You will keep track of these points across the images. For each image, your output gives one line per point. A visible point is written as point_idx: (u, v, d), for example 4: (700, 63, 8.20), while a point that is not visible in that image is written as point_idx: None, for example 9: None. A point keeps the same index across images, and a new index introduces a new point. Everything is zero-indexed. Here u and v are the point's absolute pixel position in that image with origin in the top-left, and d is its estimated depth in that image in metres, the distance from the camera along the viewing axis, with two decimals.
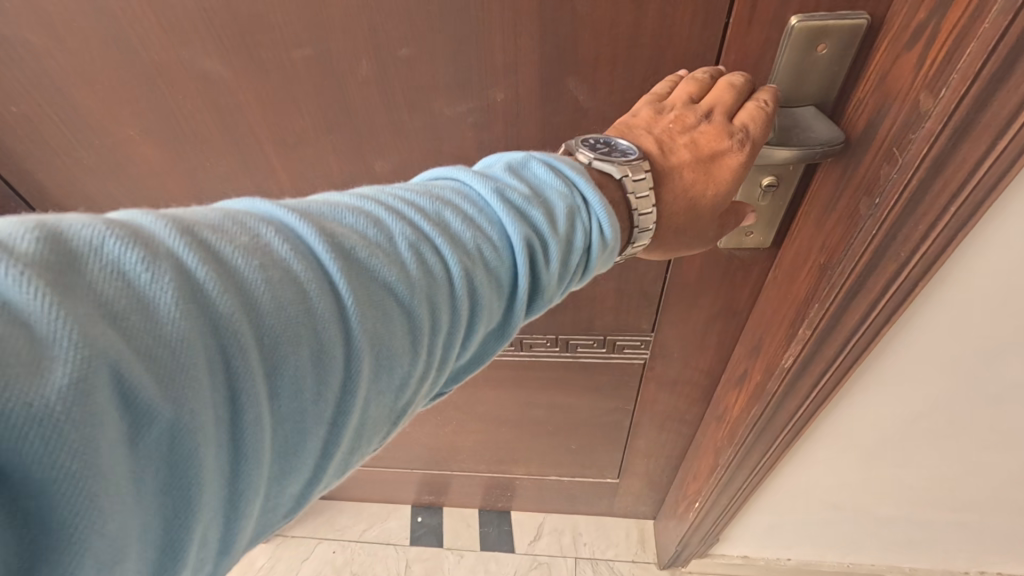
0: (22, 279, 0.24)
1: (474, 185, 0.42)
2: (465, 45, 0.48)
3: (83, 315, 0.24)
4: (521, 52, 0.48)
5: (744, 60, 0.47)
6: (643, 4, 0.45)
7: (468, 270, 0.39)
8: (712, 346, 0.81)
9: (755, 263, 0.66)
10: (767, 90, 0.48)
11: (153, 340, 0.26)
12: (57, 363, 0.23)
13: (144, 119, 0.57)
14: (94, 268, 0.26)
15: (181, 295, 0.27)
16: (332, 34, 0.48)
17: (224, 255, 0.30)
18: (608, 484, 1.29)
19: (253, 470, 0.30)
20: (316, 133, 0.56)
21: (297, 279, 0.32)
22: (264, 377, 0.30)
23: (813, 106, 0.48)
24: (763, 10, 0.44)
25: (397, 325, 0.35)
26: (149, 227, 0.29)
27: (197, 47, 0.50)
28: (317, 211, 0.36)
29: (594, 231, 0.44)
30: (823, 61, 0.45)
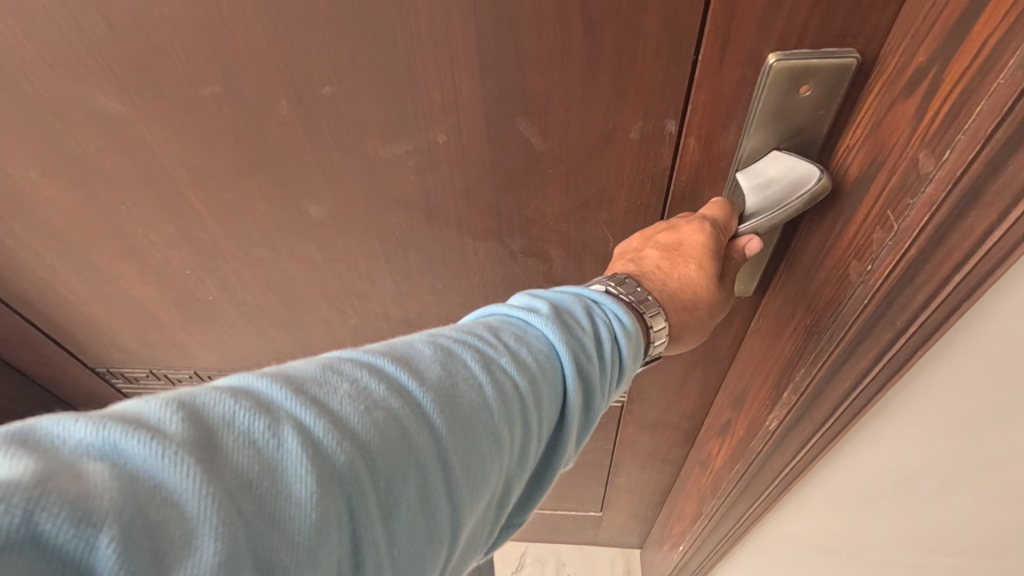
0: (170, 460, 0.22)
1: (518, 313, 0.40)
2: (397, 82, 0.42)
3: (229, 491, 0.23)
4: (461, 91, 0.42)
5: (716, 102, 0.41)
6: (598, 40, 0.38)
7: (537, 383, 0.36)
8: (693, 390, 0.75)
9: (737, 311, 0.60)
10: (742, 136, 0.42)
11: (287, 511, 0.24)
12: (210, 546, 0.21)
13: (44, 159, 0.50)
14: (227, 438, 0.25)
15: (306, 453, 0.26)
16: (242, 69, 0.42)
17: (333, 405, 0.28)
18: (591, 517, 1.23)
19: None
20: (240, 175, 0.50)
21: (399, 416, 0.30)
22: (381, 533, 0.27)
23: (794, 149, 0.42)
24: (735, 47, 0.38)
25: (490, 454, 0.33)
26: (265, 388, 0.27)
27: (92, 84, 0.44)
28: (401, 348, 0.34)
29: (615, 326, 0.42)
30: (804, 105, 0.39)
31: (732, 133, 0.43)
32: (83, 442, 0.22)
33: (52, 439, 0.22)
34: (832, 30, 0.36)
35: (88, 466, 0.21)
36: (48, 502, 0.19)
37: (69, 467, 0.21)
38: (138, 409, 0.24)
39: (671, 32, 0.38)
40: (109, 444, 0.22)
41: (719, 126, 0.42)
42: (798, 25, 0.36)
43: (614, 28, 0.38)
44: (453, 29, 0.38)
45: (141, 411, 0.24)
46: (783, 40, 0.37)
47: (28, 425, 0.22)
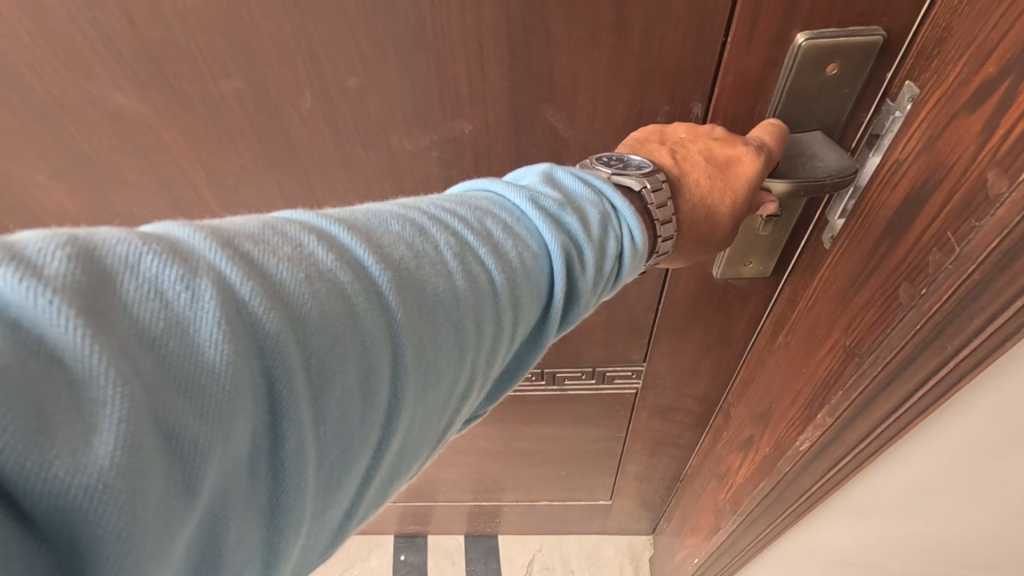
0: (49, 306, 0.21)
1: (509, 195, 0.40)
2: (423, 71, 0.41)
3: (122, 348, 0.22)
4: (488, 80, 0.42)
5: (744, 83, 0.41)
6: (628, 24, 0.38)
7: (516, 283, 0.37)
8: (707, 374, 0.76)
9: (754, 293, 0.61)
10: (766, 116, 0.43)
11: (195, 372, 0.24)
12: (104, 406, 0.21)
13: (50, 160, 0.48)
14: (128, 288, 0.24)
15: (223, 315, 0.25)
16: (265, 61, 0.41)
17: (264, 268, 0.28)
18: (600, 506, 1.24)
19: (292, 512, 0.27)
20: (257, 172, 0.49)
21: (345, 291, 0.29)
22: (310, 409, 0.27)
23: (820, 131, 0.43)
24: (764, 27, 0.38)
25: (442, 343, 0.33)
26: (185, 239, 0.27)
27: (106, 82, 0.43)
28: (355, 221, 0.33)
29: (625, 242, 0.40)
30: (830, 82, 0.40)
31: (757, 114, 0.43)
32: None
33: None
34: (858, 9, 0.37)
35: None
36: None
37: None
38: (18, 241, 0.23)
39: (702, 14, 0.38)
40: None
41: (745, 108, 0.43)
42: (827, 4, 0.37)
43: (645, 12, 0.38)
44: (483, 16, 0.38)
45: (18, 244, 0.22)
46: (811, 20, 0.38)
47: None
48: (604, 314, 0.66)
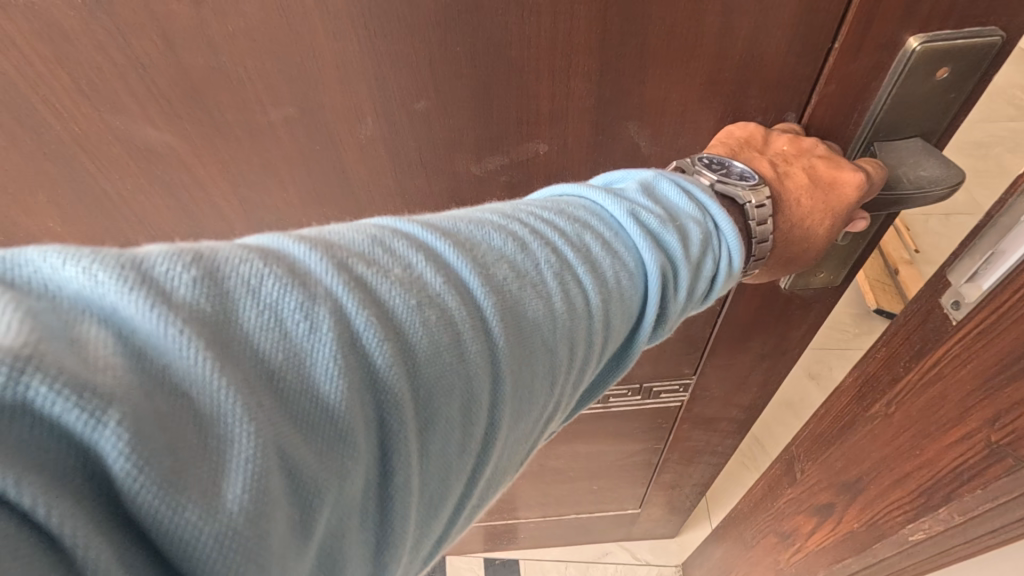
0: (180, 337, 0.19)
1: (607, 206, 0.34)
2: (501, 92, 0.37)
3: (245, 384, 0.19)
4: (573, 96, 0.38)
5: (846, 91, 0.38)
6: (733, 32, 0.35)
7: (610, 303, 0.31)
8: (756, 383, 0.74)
9: (816, 302, 0.59)
10: (862, 124, 0.40)
11: (317, 411, 0.21)
12: (229, 449, 0.19)
13: (64, 205, 0.42)
14: (247, 315, 0.21)
15: (341, 350, 0.22)
16: (325, 87, 0.36)
17: (376, 291, 0.24)
18: (628, 514, 1.16)
19: (393, 560, 0.24)
20: (301, 207, 0.44)
21: (453, 319, 0.25)
22: (416, 451, 0.24)
23: (920, 139, 0.40)
24: (877, 30, 0.35)
25: (543, 373, 0.29)
26: (301, 257, 0.23)
27: (135, 114, 0.37)
28: (461, 234, 0.29)
29: (719, 263, 0.36)
30: (937, 88, 0.38)
31: (854, 123, 0.40)
32: (80, 293, 0.18)
33: (44, 283, 0.18)
34: (976, 11, 0.35)
35: (84, 324, 0.18)
36: (39, 367, 0.16)
37: (64, 327, 0.17)
38: (143, 254, 0.20)
39: (812, 21, 0.35)
40: (109, 304, 0.19)
41: (842, 116, 0.40)
42: (946, 6, 0.34)
43: (753, 18, 0.35)
44: (576, 28, 0.35)
45: (144, 259, 0.20)
46: (927, 22, 0.35)
47: (11, 252, 0.19)
48: None
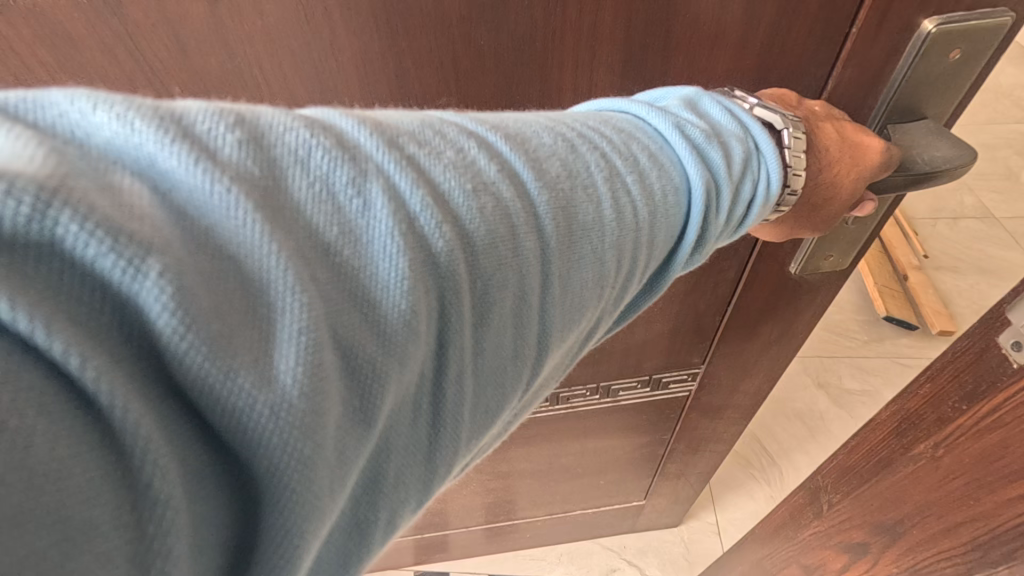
0: (228, 197, 0.18)
1: (648, 120, 0.32)
2: (524, 87, 0.37)
3: (297, 251, 0.18)
4: (596, 90, 0.38)
5: (864, 75, 0.39)
6: (755, 20, 0.36)
7: (655, 213, 0.29)
8: (763, 369, 0.75)
9: (824, 286, 0.60)
10: (878, 105, 0.41)
11: (373, 289, 0.20)
12: (280, 317, 0.17)
13: None
14: (297, 183, 0.19)
15: (397, 227, 0.20)
16: (345, 88, 0.35)
17: (429, 173, 0.22)
18: (633, 507, 1.14)
19: (444, 453, 0.24)
20: None
21: (508, 210, 0.24)
22: (469, 340, 0.23)
23: (929, 119, 0.41)
24: (895, 14, 0.36)
25: (591, 279, 0.27)
26: (350, 130, 0.21)
27: None
28: (515, 130, 0.27)
29: (759, 188, 0.34)
30: (952, 68, 0.38)
31: (868, 107, 0.41)
32: (112, 141, 0.17)
33: (72, 129, 0.17)
34: None
35: (119, 173, 0.17)
36: (68, 203, 0.14)
37: (98, 172, 0.16)
38: (182, 110, 0.19)
39: (832, 7, 0.36)
40: (150, 155, 0.17)
41: (857, 100, 0.40)
42: None
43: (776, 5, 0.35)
44: (602, 19, 0.34)
45: (184, 114, 0.18)
46: (942, 6, 0.36)
47: (34, 93, 0.17)
48: (672, 321, 0.63)
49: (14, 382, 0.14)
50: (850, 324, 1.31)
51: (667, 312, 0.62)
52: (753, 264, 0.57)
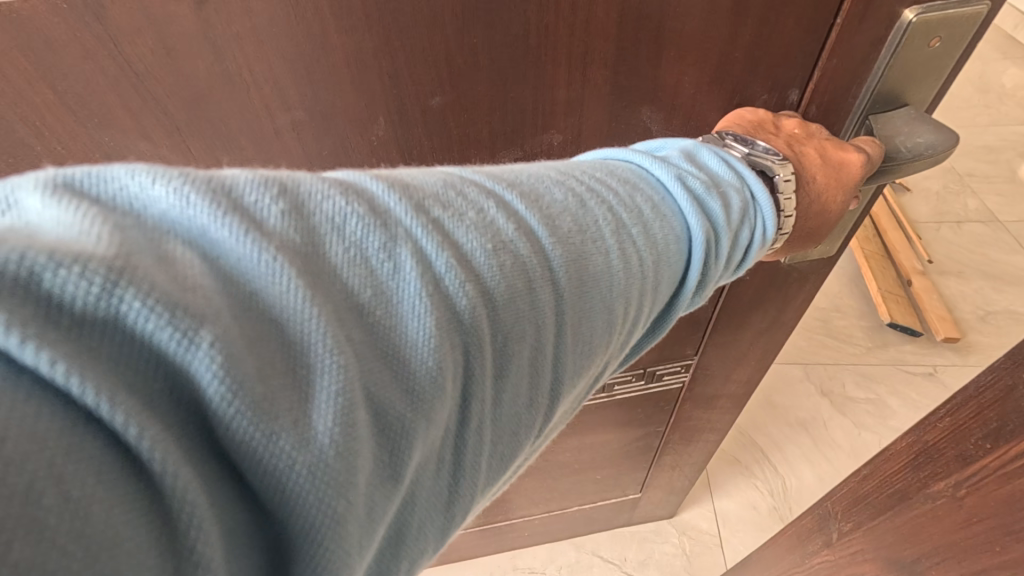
0: (272, 263, 0.19)
1: (652, 171, 0.33)
2: (518, 84, 0.37)
3: (335, 316, 0.20)
4: (590, 85, 0.38)
5: (847, 66, 0.40)
6: (744, 14, 0.36)
7: (658, 258, 0.31)
8: (754, 359, 0.76)
9: (812, 275, 0.62)
10: (861, 97, 0.42)
11: (403, 351, 0.21)
12: (318, 381, 0.19)
13: None
14: (335, 250, 0.21)
15: (424, 290, 0.22)
16: (338, 88, 0.35)
17: (455, 236, 0.24)
18: (629, 500, 1.14)
19: (461, 497, 0.25)
20: None
21: (526, 264, 0.25)
22: (489, 391, 0.24)
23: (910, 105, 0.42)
24: (879, 3, 0.37)
25: (600, 324, 0.29)
26: (380, 194, 0.23)
27: (128, 129, 0.34)
28: (532, 184, 0.29)
29: (756, 234, 0.36)
30: (932, 56, 0.40)
31: (853, 95, 0.42)
32: (167, 213, 0.19)
33: (131, 201, 0.19)
34: None
35: (171, 243, 0.18)
36: (131, 282, 0.16)
37: (154, 244, 0.18)
38: (230, 181, 0.21)
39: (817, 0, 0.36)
40: (202, 228, 0.19)
41: (842, 90, 0.41)
42: None
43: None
44: (595, 13, 0.35)
45: (232, 185, 0.20)
46: None
47: (100, 169, 0.19)
48: None
49: (75, 451, 0.15)
50: (853, 330, 1.41)
51: None
52: None
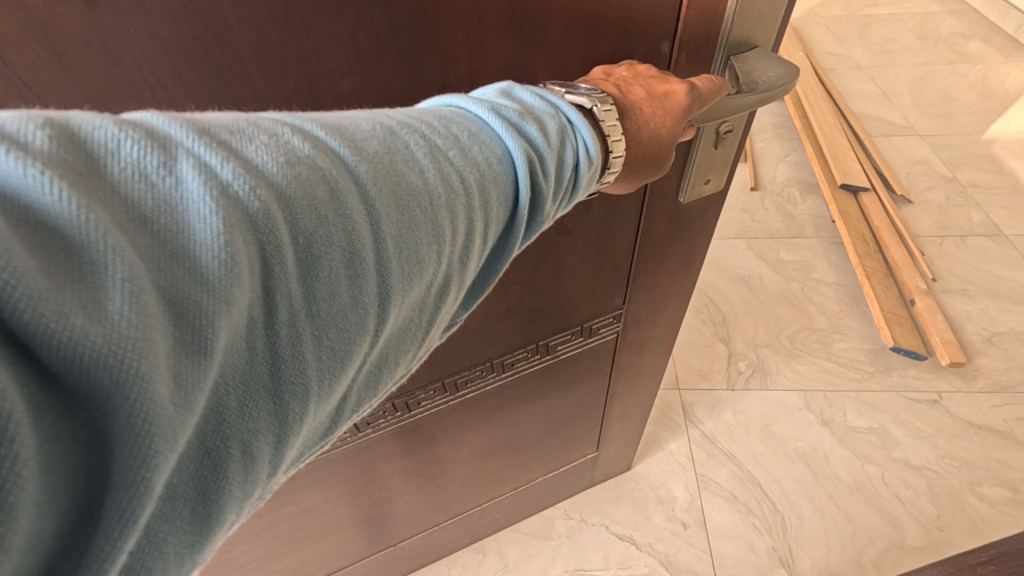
0: (38, 172, 0.25)
1: (470, 106, 0.46)
2: (425, 57, 0.48)
3: (117, 218, 0.27)
4: (490, 47, 0.49)
5: (702, 17, 0.55)
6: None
7: (483, 180, 0.43)
8: (669, 300, 1.04)
9: (705, 210, 0.87)
10: (718, 42, 0.58)
11: (192, 246, 0.28)
12: (102, 266, 0.25)
13: None
14: (114, 169, 0.28)
15: (213, 190, 0.30)
16: (275, 66, 0.45)
17: (246, 155, 0.33)
18: (589, 458, 1.46)
19: (297, 379, 0.34)
20: None
21: (323, 172, 0.35)
22: (296, 278, 0.33)
23: (760, 47, 0.60)
24: None
25: (424, 230, 0.40)
26: (159, 125, 0.31)
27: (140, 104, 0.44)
28: (332, 123, 0.39)
29: (582, 151, 0.50)
30: (767, 10, 0.56)
31: (713, 40, 0.58)
32: None
33: None
34: None
35: None
36: None
37: None
38: None
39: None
40: None
41: (702, 38, 0.57)
42: None
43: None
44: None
45: None
46: None
47: None
48: (588, 275, 0.88)
49: None
50: (856, 355, 1.84)
51: (583, 265, 0.85)
52: (648, 198, 0.79)
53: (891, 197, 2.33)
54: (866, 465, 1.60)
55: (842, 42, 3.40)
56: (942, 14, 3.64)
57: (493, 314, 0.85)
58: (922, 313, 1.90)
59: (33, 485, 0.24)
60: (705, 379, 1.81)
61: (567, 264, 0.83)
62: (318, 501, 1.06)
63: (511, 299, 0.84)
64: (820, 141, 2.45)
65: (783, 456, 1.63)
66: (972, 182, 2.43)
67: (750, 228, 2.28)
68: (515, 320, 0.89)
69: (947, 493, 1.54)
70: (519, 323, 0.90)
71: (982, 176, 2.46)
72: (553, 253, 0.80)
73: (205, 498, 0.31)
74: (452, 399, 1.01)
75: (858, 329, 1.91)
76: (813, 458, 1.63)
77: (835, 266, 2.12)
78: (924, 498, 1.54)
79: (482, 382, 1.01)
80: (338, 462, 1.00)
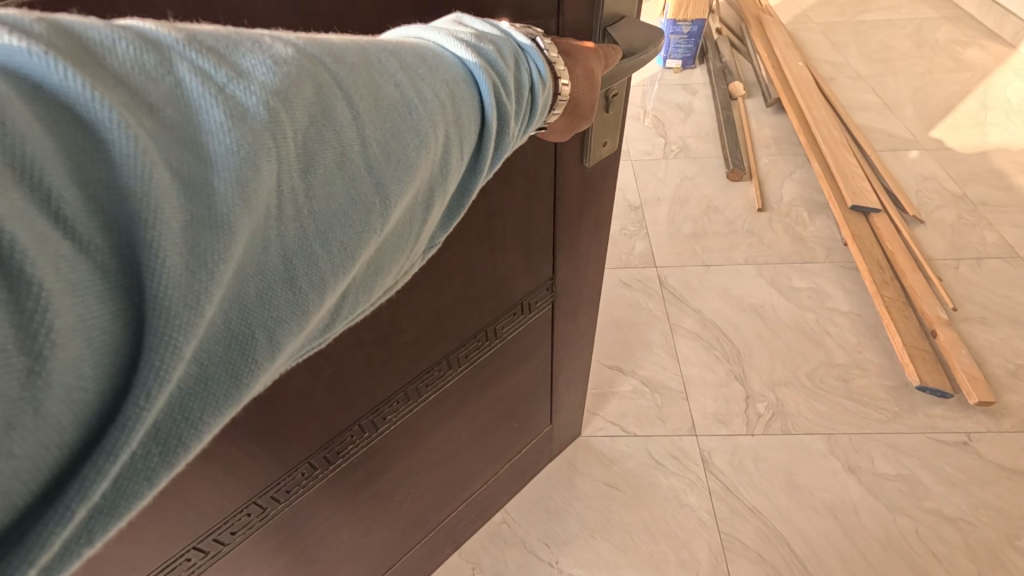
0: (51, 61, 0.28)
1: (428, 32, 0.50)
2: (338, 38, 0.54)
3: (127, 106, 0.29)
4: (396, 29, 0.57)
5: (582, 7, 0.70)
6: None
7: (456, 97, 0.46)
8: (591, 258, 1.15)
9: (604, 170, 0.99)
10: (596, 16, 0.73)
11: (197, 136, 0.32)
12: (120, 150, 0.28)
13: None
14: (117, 64, 0.30)
15: (210, 87, 0.32)
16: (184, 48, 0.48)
17: (237, 59, 0.35)
18: (543, 434, 1.51)
19: (305, 262, 0.38)
20: None
21: (309, 77, 0.37)
22: (294, 173, 0.36)
23: (620, 18, 0.76)
24: None
25: (407, 138, 0.43)
26: (147, 30, 0.33)
27: None
28: (309, 38, 0.40)
29: (535, 74, 0.54)
30: None
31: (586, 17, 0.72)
32: None
33: None
34: None
35: None
36: None
37: None
38: None
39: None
40: None
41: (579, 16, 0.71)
42: None
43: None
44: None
45: None
46: None
47: None
48: (522, 252, 0.95)
49: None
50: (879, 392, 1.75)
51: (516, 237, 0.91)
52: (559, 165, 0.88)
53: (904, 218, 2.25)
54: (898, 518, 1.50)
55: (840, 50, 3.32)
56: (936, 20, 3.57)
57: (442, 309, 0.88)
58: (945, 346, 1.80)
59: (78, 344, 0.28)
60: (722, 424, 1.70)
61: (500, 240, 0.88)
62: (307, 543, 1.00)
63: (456, 287, 0.87)
64: (828, 159, 2.34)
65: (810, 505, 1.53)
66: (982, 201, 2.35)
67: (761, 252, 2.18)
68: (463, 307, 0.92)
69: (985, 548, 1.45)
70: (467, 310, 0.93)
71: (992, 193, 2.39)
72: (490, 231, 0.85)
73: (230, 362, 0.36)
74: (414, 405, 1.00)
75: (877, 364, 1.82)
76: (842, 506, 1.53)
77: (849, 294, 2.02)
78: (961, 553, 1.44)
79: (442, 378, 1.01)
80: (322, 494, 0.95)
